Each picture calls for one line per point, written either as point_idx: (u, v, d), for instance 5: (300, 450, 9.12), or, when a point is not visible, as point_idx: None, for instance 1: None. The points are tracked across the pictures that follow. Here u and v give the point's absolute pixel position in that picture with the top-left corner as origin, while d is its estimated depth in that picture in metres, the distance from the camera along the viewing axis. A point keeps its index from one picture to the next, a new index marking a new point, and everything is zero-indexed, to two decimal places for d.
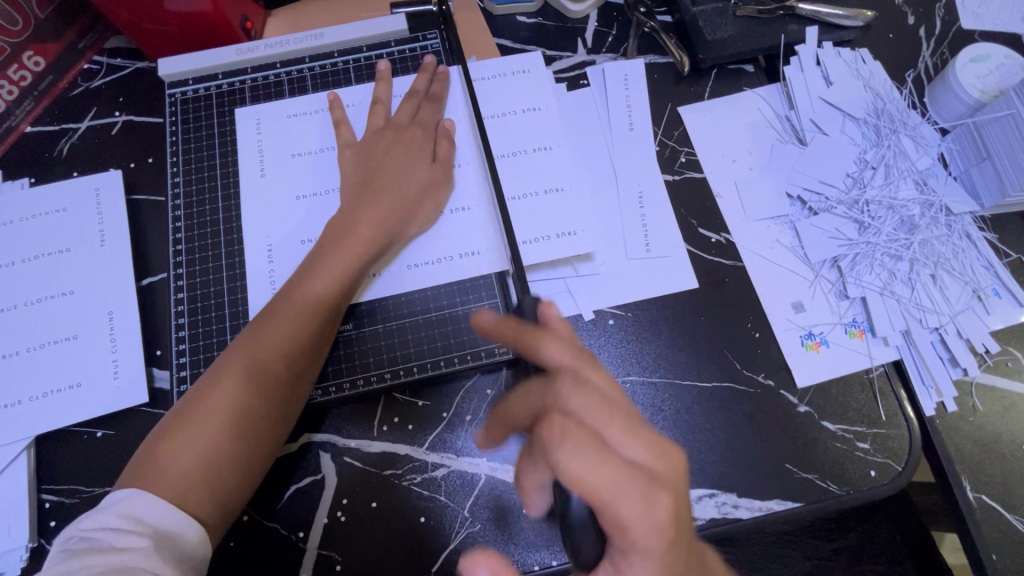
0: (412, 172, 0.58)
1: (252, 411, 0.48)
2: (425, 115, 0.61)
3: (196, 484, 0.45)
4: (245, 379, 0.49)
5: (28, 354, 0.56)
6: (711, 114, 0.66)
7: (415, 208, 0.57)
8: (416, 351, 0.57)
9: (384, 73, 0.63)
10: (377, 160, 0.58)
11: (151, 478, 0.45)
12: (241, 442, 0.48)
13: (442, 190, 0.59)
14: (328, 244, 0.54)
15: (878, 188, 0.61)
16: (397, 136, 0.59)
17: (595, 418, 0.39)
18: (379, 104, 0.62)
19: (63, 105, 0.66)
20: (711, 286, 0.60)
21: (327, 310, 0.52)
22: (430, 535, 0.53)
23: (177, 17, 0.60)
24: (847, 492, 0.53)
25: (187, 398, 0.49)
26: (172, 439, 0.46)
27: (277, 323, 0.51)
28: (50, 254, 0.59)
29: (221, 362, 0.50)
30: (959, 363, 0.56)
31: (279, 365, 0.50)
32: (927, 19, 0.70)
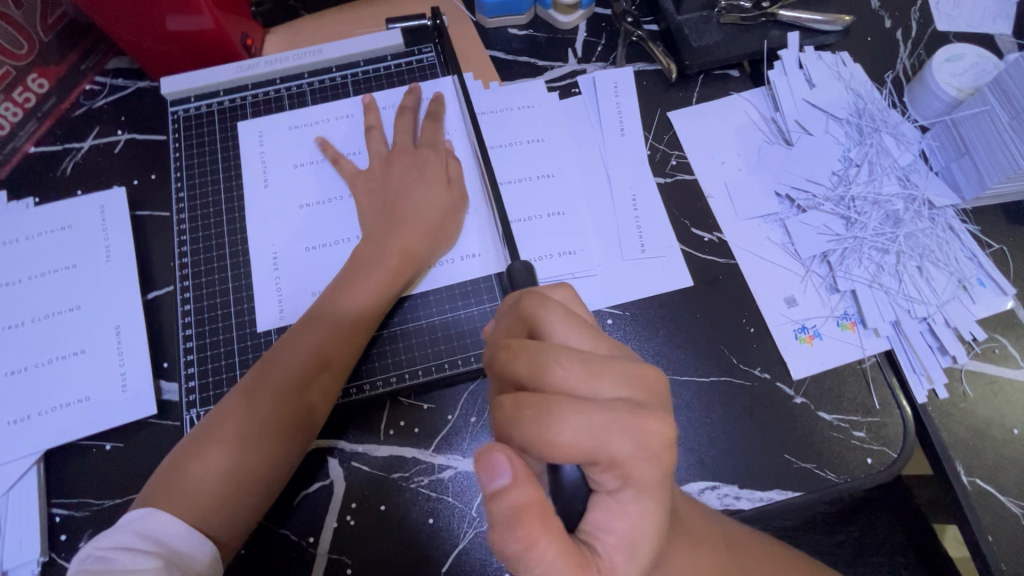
0: (428, 197, 0.59)
1: (271, 432, 0.49)
2: (424, 131, 0.63)
3: (213, 501, 0.47)
4: (270, 395, 0.50)
5: (36, 370, 0.57)
6: (699, 118, 0.68)
7: (439, 234, 0.58)
8: (421, 355, 0.58)
9: (370, 103, 0.65)
10: (395, 189, 0.59)
11: (173, 494, 0.46)
12: (259, 463, 0.49)
13: (456, 215, 0.60)
14: (356, 268, 0.56)
15: (863, 185, 0.63)
16: (411, 164, 0.60)
17: (556, 379, 0.35)
18: (373, 130, 0.63)
19: (65, 125, 0.67)
20: (706, 284, 0.61)
21: (351, 331, 0.53)
22: (439, 537, 0.53)
23: (177, 36, 0.62)
24: (845, 480, 0.54)
25: (212, 418, 0.50)
26: (195, 458, 0.48)
27: (303, 344, 0.52)
28: (57, 271, 0.60)
29: (248, 380, 0.52)
30: (948, 351, 0.58)
31: (302, 390, 0.51)
32: (903, 22, 0.73)
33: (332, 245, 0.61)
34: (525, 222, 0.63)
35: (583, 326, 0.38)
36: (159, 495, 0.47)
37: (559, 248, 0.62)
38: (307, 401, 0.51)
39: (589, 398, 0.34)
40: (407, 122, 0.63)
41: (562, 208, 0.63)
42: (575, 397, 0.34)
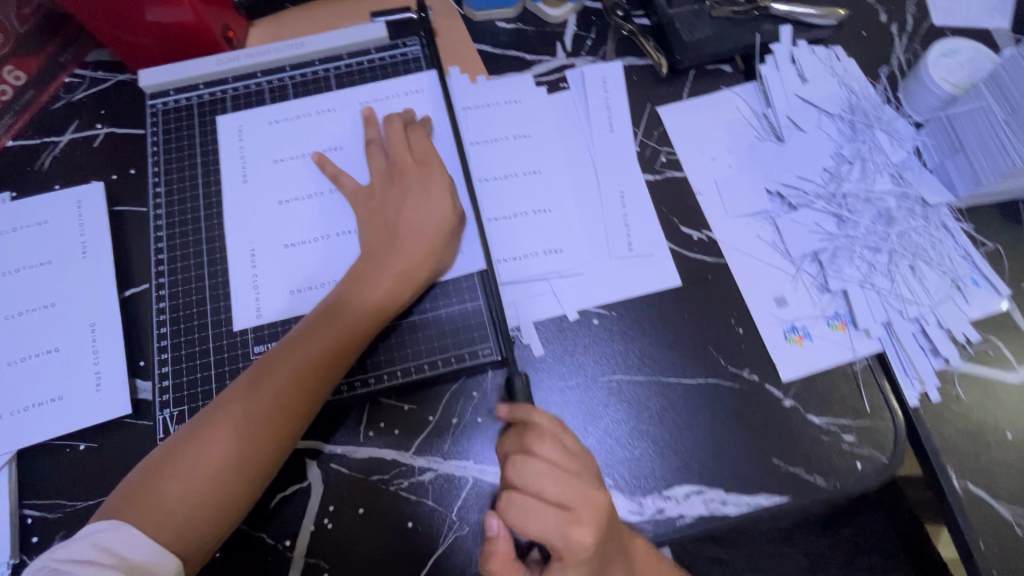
0: (426, 216, 0.56)
1: (247, 450, 0.48)
2: (418, 145, 0.60)
3: (181, 512, 0.46)
4: (253, 409, 0.49)
5: (7, 368, 0.55)
6: (689, 114, 0.66)
7: (439, 249, 0.56)
8: (405, 357, 0.57)
9: (370, 116, 0.62)
10: (395, 213, 0.57)
11: (144, 503, 0.46)
12: (232, 479, 0.48)
13: (456, 237, 0.58)
14: (353, 282, 0.54)
15: (855, 182, 0.61)
16: (411, 181, 0.58)
17: (536, 485, 0.43)
18: (372, 145, 0.61)
19: (43, 119, 0.66)
20: (694, 284, 0.60)
21: (341, 347, 0.52)
22: (418, 540, 0.52)
23: (156, 28, 0.61)
24: (834, 484, 0.53)
25: (193, 425, 0.50)
26: (170, 467, 0.47)
27: (292, 357, 0.51)
28: (31, 267, 0.59)
29: (228, 393, 0.51)
30: (940, 352, 0.57)
31: (281, 408, 0.50)
32: (899, 16, 0.71)
33: (312, 242, 0.59)
34: (510, 219, 0.61)
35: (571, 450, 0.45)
36: (129, 505, 0.46)
37: (544, 247, 0.61)
38: (286, 420, 0.50)
39: (555, 504, 0.42)
40: (394, 125, 0.61)
41: (548, 206, 0.62)
42: (542, 502, 0.42)
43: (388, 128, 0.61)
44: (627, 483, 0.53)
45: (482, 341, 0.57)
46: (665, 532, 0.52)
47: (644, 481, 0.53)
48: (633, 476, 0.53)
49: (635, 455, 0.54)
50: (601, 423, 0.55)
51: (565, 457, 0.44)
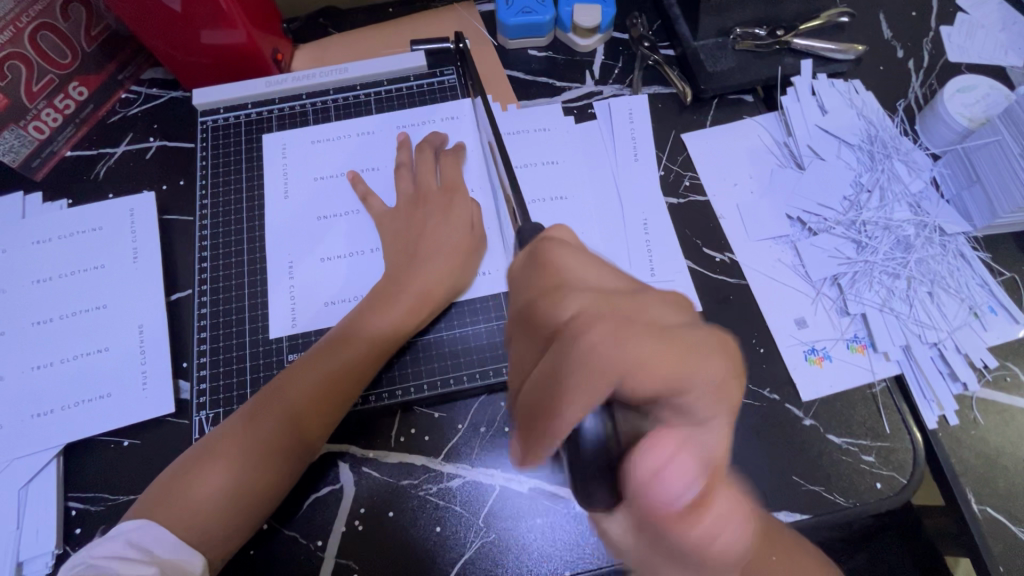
0: (448, 237, 0.60)
1: (274, 455, 0.51)
2: (447, 172, 0.64)
3: (204, 518, 0.48)
4: (277, 420, 0.52)
5: (58, 366, 0.58)
6: (713, 140, 0.69)
7: (459, 270, 0.59)
8: (430, 374, 0.59)
9: (404, 142, 0.66)
10: (418, 231, 0.60)
11: (170, 507, 0.48)
12: (256, 483, 0.50)
13: (474, 258, 0.61)
14: (375, 301, 0.57)
15: (874, 210, 0.64)
16: (434, 206, 0.62)
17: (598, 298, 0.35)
18: (402, 168, 0.65)
19: (101, 132, 0.70)
20: (716, 304, 0.62)
21: (362, 364, 0.54)
22: (444, 545, 0.54)
23: (210, 49, 0.65)
24: (854, 504, 0.54)
25: (218, 434, 0.52)
26: (196, 474, 0.49)
27: (315, 371, 0.53)
28: (85, 270, 0.62)
29: (255, 401, 0.53)
30: (959, 377, 0.58)
31: (306, 415, 0.52)
32: (915, 53, 0.74)
33: (346, 257, 0.62)
34: None
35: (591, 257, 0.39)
36: (158, 508, 0.48)
37: None
38: (310, 427, 0.52)
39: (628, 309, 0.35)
40: (426, 155, 0.64)
41: (577, 227, 0.64)
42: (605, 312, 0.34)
43: (419, 156, 0.65)
44: None
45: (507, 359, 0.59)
46: None
47: None
48: None
49: None
50: None
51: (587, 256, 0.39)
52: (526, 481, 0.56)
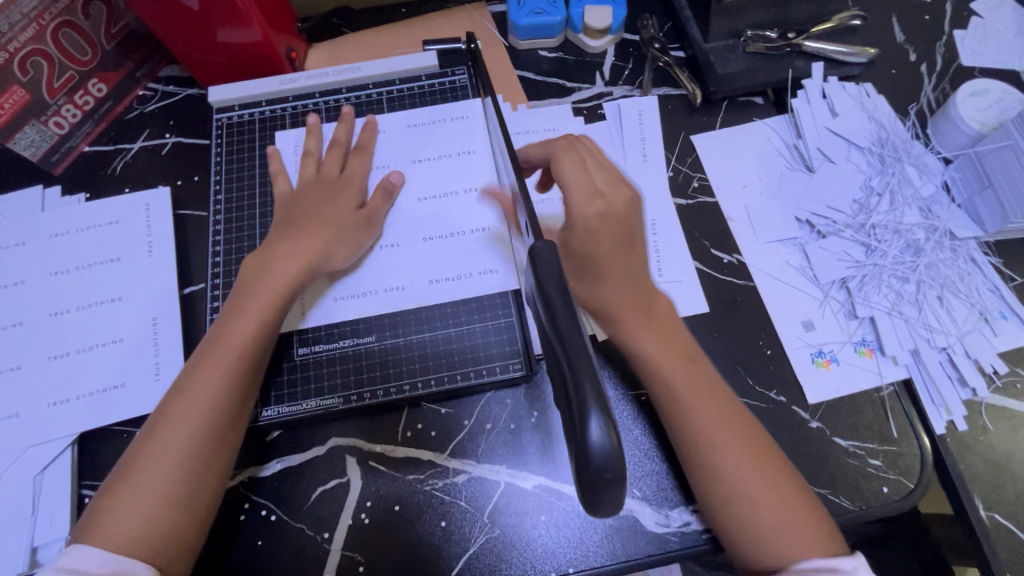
0: (338, 214, 0.60)
1: (190, 451, 0.48)
2: (355, 162, 0.65)
3: (136, 532, 0.45)
4: (177, 419, 0.49)
5: (74, 356, 0.59)
6: (722, 142, 0.69)
7: (340, 245, 0.59)
8: (328, 358, 0.59)
9: (346, 117, 0.68)
10: (311, 208, 0.60)
11: (95, 532, 0.45)
12: (179, 486, 0.48)
13: (368, 237, 0.61)
14: (247, 287, 0.55)
15: (883, 213, 0.63)
16: (324, 190, 0.62)
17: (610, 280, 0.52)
18: (358, 148, 0.66)
19: (119, 128, 0.71)
20: (724, 305, 0.62)
21: (255, 344, 0.53)
22: (449, 539, 0.54)
23: (226, 47, 0.66)
24: (860, 508, 0.54)
25: (127, 455, 0.49)
26: (113, 496, 0.47)
27: (209, 362, 0.51)
28: (102, 263, 0.63)
29: (159, 407, 0.51)
30: (968, 383, 0.58)
31: (205, 404, 0.50)
32: (928, 56, 0.74)
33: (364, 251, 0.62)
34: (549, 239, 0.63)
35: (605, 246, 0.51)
36: (86, 535, 0.45)
37: None
38: (215, 414, 0.50)
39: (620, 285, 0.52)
40: (336, 151, 0.65)
41: None
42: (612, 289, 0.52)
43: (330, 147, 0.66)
44: (654, 495, 0.55)
45: (515, 357, 0.60)
46: (691, 546, 0.53)
47: (671, 493, 0.55)
48: (661, 488, 0.55)
49: (663, 468, 0.56)
50: (631, 435, 0.57)
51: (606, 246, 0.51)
52: (531, 478, 0.56)
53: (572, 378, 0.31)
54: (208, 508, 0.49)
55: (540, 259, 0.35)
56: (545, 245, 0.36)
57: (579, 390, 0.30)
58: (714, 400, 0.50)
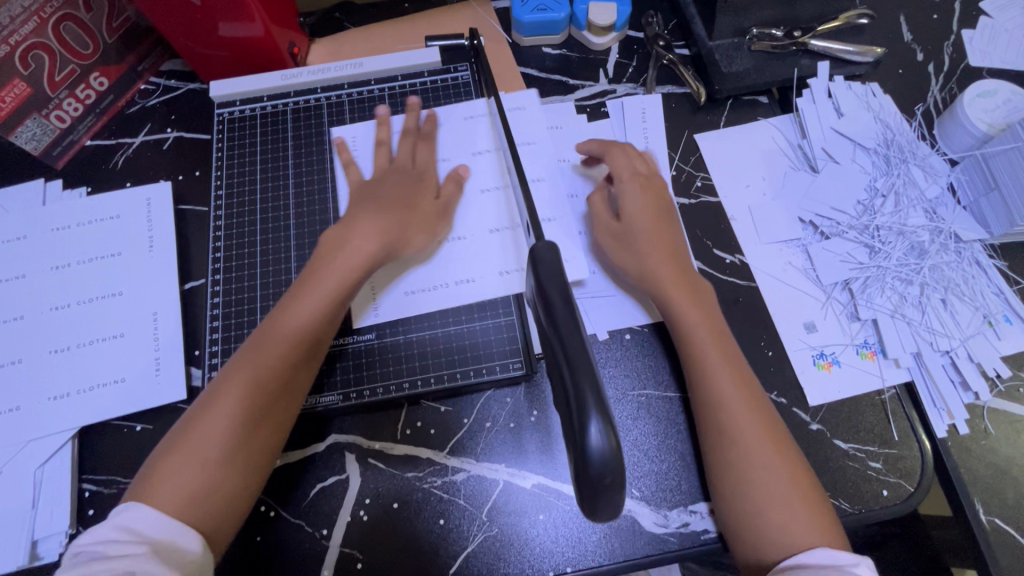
0: (416, 204, 0.60)
1: (253, 424, 0.50)
2: (422, 154, 0.65)
3: (192, 497, 0.47)
4: (240, 391, 0.50)
5: (75, 350, 0.59)
6: (725, 141, 0.69)
7: (419, 232, 0.59)
8: (403, 343, 0.60)
9: (413, 106, 0.67)
10: (385, 191, 0.61)
11: (150, 492, 0.46)
12: (239, 457, 0.49)
13: (445, 225, 0.62)
14: (320, 264, 0.55)
15: (888, 215, 0.63)
16: (404, 179, 0.62)
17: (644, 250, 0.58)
18: (400, 141, 0.66)
19: (121, 122, 0.71)
20: (725, 305, 0.62)
21: (323, 324, 0.54)
22: (448, 537, 0.54)
23: (228, 41, 0.65)
24: (860, 511, 0.54)
25: (187, 417, 0.50)
26: (171, 458, 0.48)
27: (276, 337, 0.52)
28: (103, 257, 0.63)
29: (223, 372, 0.51)
30: (970, 386, 0.57)
31: (272, 377, 0.51)
32: (936, 56, 0.73)
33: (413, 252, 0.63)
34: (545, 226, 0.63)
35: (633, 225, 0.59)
36: (149, 491, 0.46)
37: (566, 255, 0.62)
38: (282, 385, 0.51)
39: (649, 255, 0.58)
40: (406, 143, 0.65)
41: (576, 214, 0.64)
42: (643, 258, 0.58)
43: (402, 138, 0.66)
44: (653, 496, 0.55)
45: (515, 356, 0.59)
46: (690, 546, 0.53)
47: (672, 494, 0.55)
48: (660, 489, 0.55)
49: (662, 469, 0.56)
50: (630, 435, 0.57)
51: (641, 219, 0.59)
52: (530, 477, 0.56)
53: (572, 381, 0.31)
54: (262, 475, 0.51)
55: (541, 257, 0.36)
56: (546, 244, 0.37)
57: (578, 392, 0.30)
58: (738, 389, 0.53)
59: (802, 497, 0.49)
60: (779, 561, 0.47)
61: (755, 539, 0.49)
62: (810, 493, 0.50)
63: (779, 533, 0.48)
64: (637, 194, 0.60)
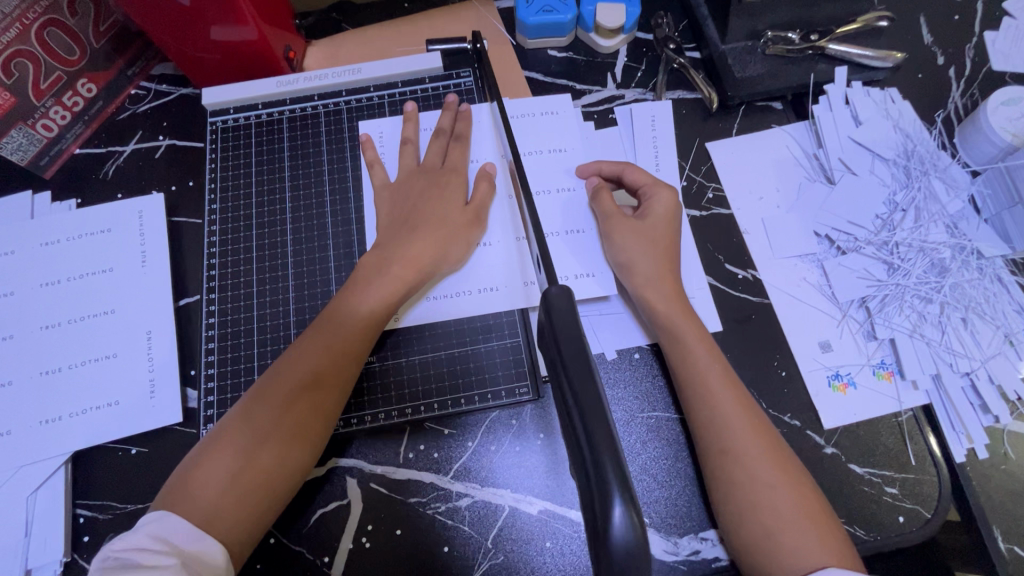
0: (445, 213, 0.59)
1: (289, 438, 0.49)
2: (453, 154, 0.63)
3: (222, 507, 0.46)
4: (279, 402, 0.50)
5: (68, 371, 0.58)
6: (738, 150, 0.66)
7: (450, 244, 0.58)
8: (420, 363, 0.58)
9: (451, 104, 0.65)
10: (409, 201, 0.60)
11: (181, 499, 0.46)
12: (273, 471, 0.49)
13: (476, 231, 0.60)
14: (360, 277, 0.56)
15: (908, 231, 0.61)
16: (432, 183, 0.61)
17: (650, 262, 0.56)
18: (409, 143, 0.64)
19: (110, 129, 0.68)
20: (738, 323, 0.59)
21: (362, 339, 0.54)
22: (453, 564, 0.53)
23: (220, 45, 0.62)
24: (874, 538, 0.52)
25: (222, 426, 0.50)
26: (205, 467, 0.48)
27: (315, 351, 0.52)
28: (94, 273, 0.61)
29: (260, 379, 0.52)
30: (990, 410, 0.56)
31: (310, 390, 0.51)
32: (957, 60, 0.70)
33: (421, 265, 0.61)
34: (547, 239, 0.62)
35: (637, 238, 0.57)
36: (180, 498, 0.47)
37: (576, 270, 0.60)
38: (321, 400, 0.51)
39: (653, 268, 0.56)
40: (438, 142, 0.63)
41: (584, 224, 0.62)
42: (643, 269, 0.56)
43: (432, 138, 0.64)
44: (662, 523, 0.54)
45: (520, 379, 0.58)
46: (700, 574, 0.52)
47: (681, 521, 0.54)
48: (668, 515, 0.54)
49: (672, 495, 0.54)
50: (638, 460, 0.55)
51: (649, 232, 0.57)
52: (537, 503, 0.55)
53: (590, 452, 0.28)
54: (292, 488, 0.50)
55: (553, 305, 0.34)
56: (559, 288, 0.35)
57: (598, 466, 0.28)
58: (744, 412, 0.51)
59: (817, 523, 0.47)
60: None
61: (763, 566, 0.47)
62: (824, 518, 0.48)
63: (788, 559, 0.46)
64: (658, 203, 0.58)
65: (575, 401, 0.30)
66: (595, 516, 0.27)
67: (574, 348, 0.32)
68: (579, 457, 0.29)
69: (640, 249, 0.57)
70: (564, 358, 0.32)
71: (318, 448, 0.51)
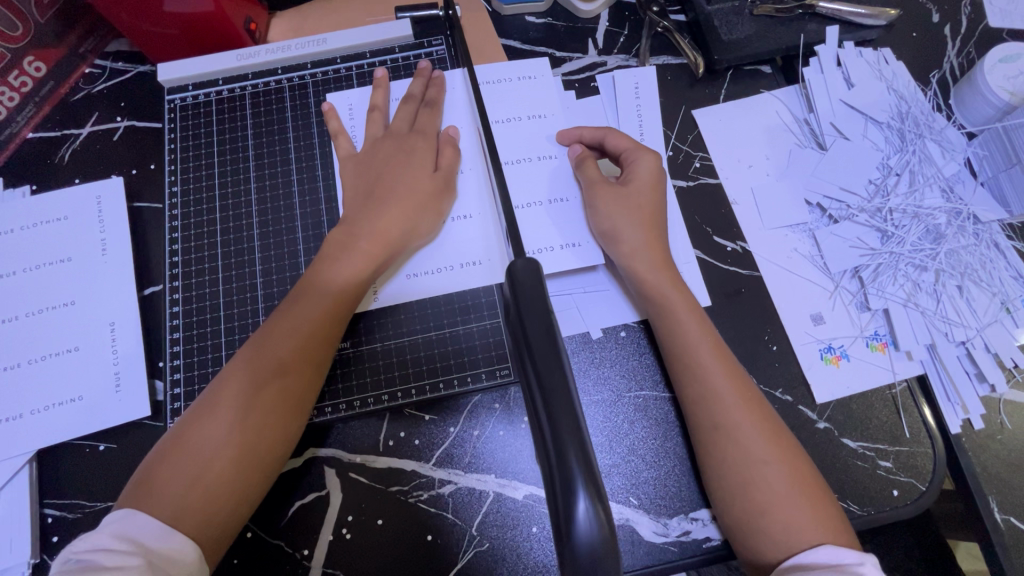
0: (413, 182, 0.56)
1: (259, 423, 0.47)
2: (423, 122, 0.60)
3: (191, 499, 0.44)
4: (248, 386, 0.48)
5: (27, 367, 0.55)
6: (726, 117, 0.63)
7: (420, 213, 0.55)
8: (396, 347, 0.56)
9: (422, 72, 0.62)
10: (376, 171, 0.57)
11: (146, 494, 0.44)
12: (242, 458, 0.46)
13: (447, 197, 0.57)
14: (329, 254, 0.53)
15: (902, 196, 0.58)
16: (399, 149, 0.58)
17: (634, 228, 0.54)
18: (376, 111, 0.61)
19: (64, 111, 0.65)
20: (727, 298, 0.57)
21: (333, 317, 0.51)
22: (438, 553, 0.51)
23: (175, 18, 0.58)
24: (868, 513, 0.51)
25: (191, 413, 0.48)
26: (172, 458, 0.46)
27: (284, 330, 0.50)
28: (51, 264, 0.58)
29: (229, 365, 0.50)
30: (986, 378, 0.54)
31: (281, 371, 0.49)
32: (952, 17, 0.67)
33: None
34: (525, 210, 0.59)
35: (620, 203, 0.55)
36: (146, 493, 0.44)
37: (561, 241, 0.58)
38: (294, 381, 0.49)
39: (638, 233, 0.54)
40: (408, 109, 0.60)
41: (567, 194, 0.59)
42: (628, 234, 0.54)
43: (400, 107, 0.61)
44: (652, 504, 0.52)
45: (501, 362, 0.56)
46: (690, 556, 0.51)
47: (671, 502, 0.52)
48: (659, 496, 0.52)
49: (661, 476, 0.53)
50: (625, 440, 0.54)
51: (633, 195, 0.55)
52: (522, 488, 0.53)
53: (554, 446, 0.26)
54: (267, 477, 0.48)
55: (518, 281, 0.31)
56: (527, 261, 0.32)
57: (561, 460, 0.25)
58: (734, 388, 0.49)
59: (811, 501, 0.46)
60: (780, 561, 0.44)
61: (756, 546, 0.46)
62: (819, 497, 0.46)
63: (779, 539, 0.45)
64: (642, 166, 0.56)
65: (541, 392, 0.27)
66: (557, 511, 0.25)
67: (540, 332, 0.29)
68: (544, 452, 0.27)
69: (625, 214, 0.54)
70: (529, 343, 0.29)
71: (291, 439, 0.49)
